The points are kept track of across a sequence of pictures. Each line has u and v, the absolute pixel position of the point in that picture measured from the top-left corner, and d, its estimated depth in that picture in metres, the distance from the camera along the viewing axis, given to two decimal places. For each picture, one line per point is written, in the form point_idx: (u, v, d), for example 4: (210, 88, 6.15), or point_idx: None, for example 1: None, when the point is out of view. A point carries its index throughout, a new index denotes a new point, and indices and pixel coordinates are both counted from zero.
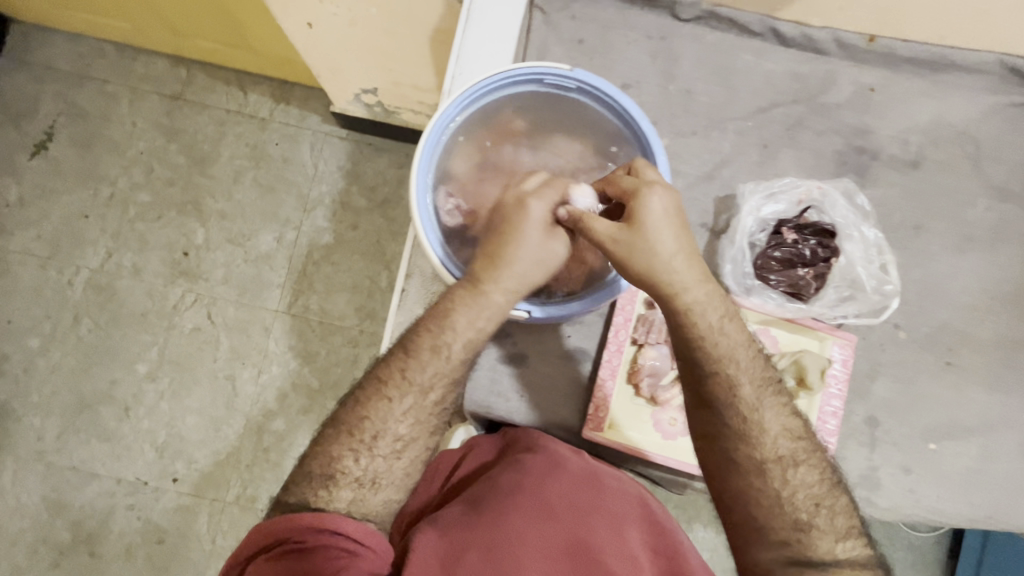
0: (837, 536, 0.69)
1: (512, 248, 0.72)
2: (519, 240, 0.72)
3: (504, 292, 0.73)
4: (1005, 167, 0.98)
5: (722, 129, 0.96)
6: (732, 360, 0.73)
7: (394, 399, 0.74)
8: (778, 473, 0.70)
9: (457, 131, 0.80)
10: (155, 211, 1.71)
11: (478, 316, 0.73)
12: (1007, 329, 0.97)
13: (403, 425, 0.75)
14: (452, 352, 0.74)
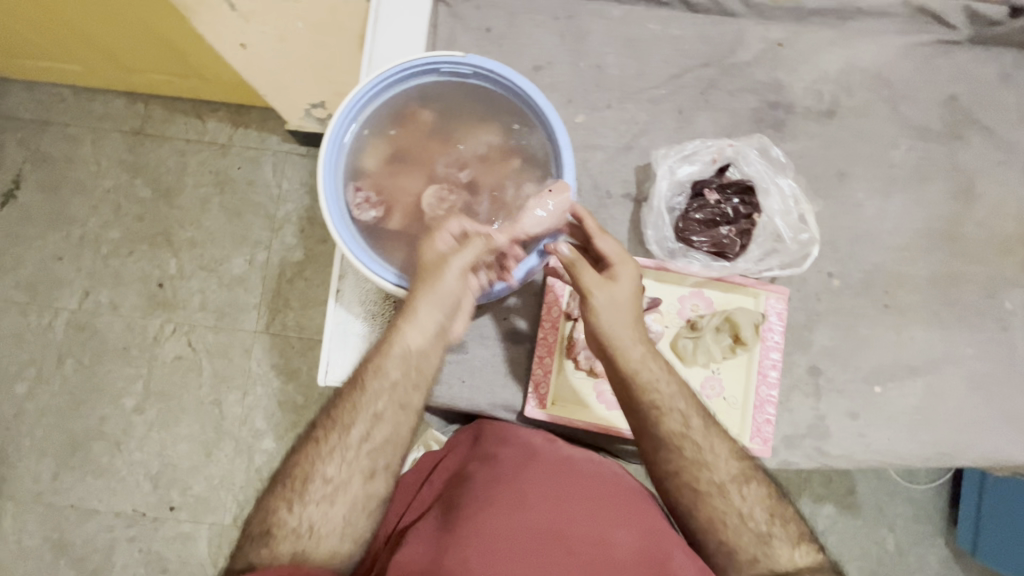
0: (792, 542, 0.75)
1: (426, 292, 0.75)
2: (439, 287, 0.75)
3: (424, 338, 0.76)
4: (921, 107, 1.00)
5: (635, 100, 0.98)
6: (679, 404, 0.80)
7: (325, 443, 0.75)
8: (735, 492, 0.77)
9: (363, 127, 0.82)
10: (126, 247, 1.61)
11: (400, 358, 0.76)
12: (940, 266, 0.97)
13: (332, 467, 0.74)
14: (380, 391, 0.76)
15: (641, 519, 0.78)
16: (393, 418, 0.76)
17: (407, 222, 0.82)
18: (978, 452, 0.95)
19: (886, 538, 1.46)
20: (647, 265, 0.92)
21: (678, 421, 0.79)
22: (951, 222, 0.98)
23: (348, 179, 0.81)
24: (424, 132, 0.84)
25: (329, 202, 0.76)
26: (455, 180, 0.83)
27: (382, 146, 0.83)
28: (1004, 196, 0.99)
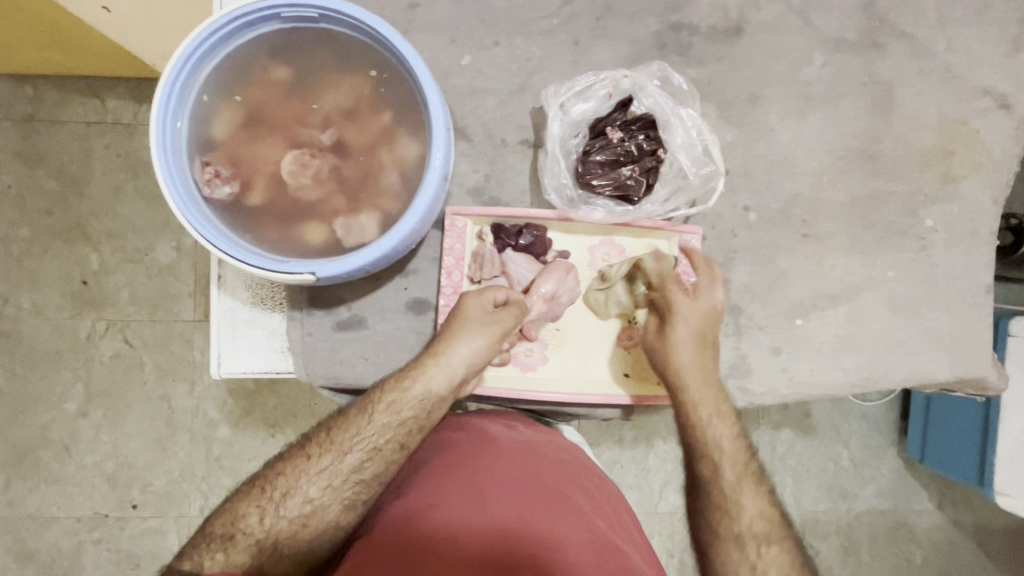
0: None
1: (461, 334, 0.78)
2: (471, 322, 0.79)
3: (449, 379, 0.78)
4: (835, 17, 0.92)
5: (526, 34, 0.88)
6: (720, 447, 0.78)
7: (312, 458, 0.76)
8: (752, 543, 0.74)
9: (202, 90, 0.72)
10: (40, 245, 1.47)
11: (414, 399, 0.77)
12: (858, 187, 0.93)
13: (313, 488, 0.74)
14: (380, 427, 0.77)
15: (595, 511, 0.79)
16: (387, 460, 0.77)
17: (270, 194, 0.74)
18: (902, 374, 0.94)
19: (842, 454, 1.46)
20: (550, 216, 0.85)
21: (728, 480, 0.77)
22: (870, 140, 0.93)
23: (194, 152, 0.72)
24: (276, 89, 0.74)
25: (169, 181, 0.67)
26: (318, 142, 0.74)
27: (229, 110, 0.73)
28: (924, 106, 0.93)
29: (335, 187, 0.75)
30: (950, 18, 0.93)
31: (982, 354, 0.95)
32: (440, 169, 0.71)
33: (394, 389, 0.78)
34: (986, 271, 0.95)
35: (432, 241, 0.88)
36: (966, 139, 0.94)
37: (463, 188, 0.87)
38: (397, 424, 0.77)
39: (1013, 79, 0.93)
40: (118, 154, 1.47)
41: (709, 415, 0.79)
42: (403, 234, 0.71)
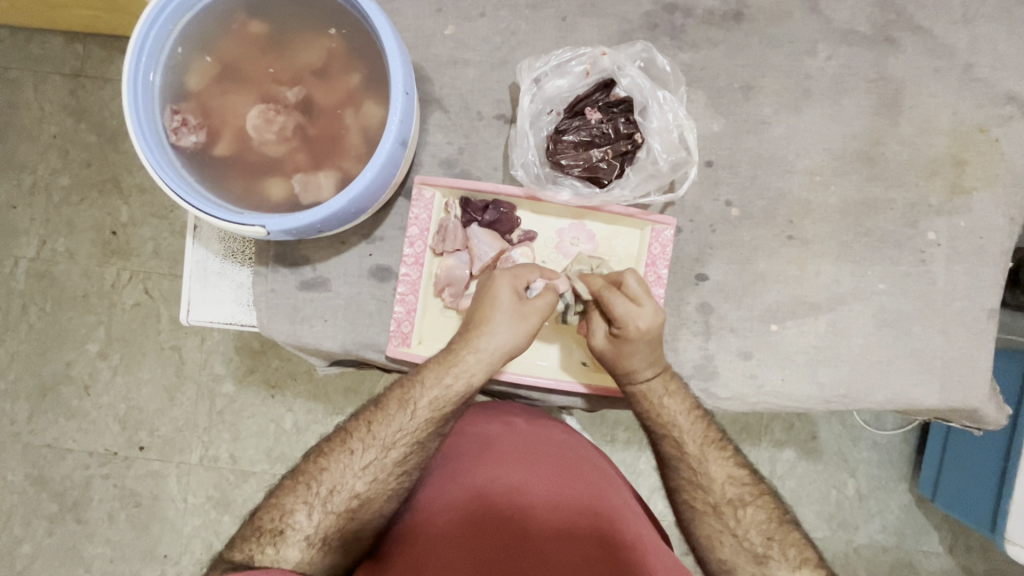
0: (793, 566, 0.72)
1: (497, 320, 0.77)
2: (503, 311, 0.77)
3: (491, 363, 0.78)
4: (847, 6, 0.86)
5: (512, 8, 0.87)
6: (676, 425, 0.80)
7: (356, 451, 0.77)
8: (731, 512, 0.76)
9: (177, 41, 0.74)
10: (77, 194, 1.54)
11: (453, 393, 0.77)
12: (858, 192, 0.87)
13: (359, 481, 0.75)
14: (420, 418, 0.77)
15: (610, 502, 0.81)
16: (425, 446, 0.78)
17: (235, 147, 0.75)
18: (886, 394, 0.88)
19: (848, 484, 1.38)
20: (517, 193, 0.83)
21: (674, 444, 0.79)
22: (872, 141, 0.87)
23: (166, 100, 0.74)
24: (249, 45, 0.75)
25: (136, 125, 0.69)
26: (284, 99, 0.76)
27: (202, 62, 0.75)
28: (938, 108, 0.86)
29: (298, 144, 0.76)
30: (975, 15, 0.86)
31: (980, 384, 0.87)
32: (395, 132, 0.71)
33: (434, 380, 0.78)
34: (991, 293, 0.87)
35: (400, 209, 0.88)
36: (983, 148, 0.86)
37: (435, 158, 0.87)
38: (438, 415, 0.78)
39: None
40: None
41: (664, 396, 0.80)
42: (355, 195, 0.72)
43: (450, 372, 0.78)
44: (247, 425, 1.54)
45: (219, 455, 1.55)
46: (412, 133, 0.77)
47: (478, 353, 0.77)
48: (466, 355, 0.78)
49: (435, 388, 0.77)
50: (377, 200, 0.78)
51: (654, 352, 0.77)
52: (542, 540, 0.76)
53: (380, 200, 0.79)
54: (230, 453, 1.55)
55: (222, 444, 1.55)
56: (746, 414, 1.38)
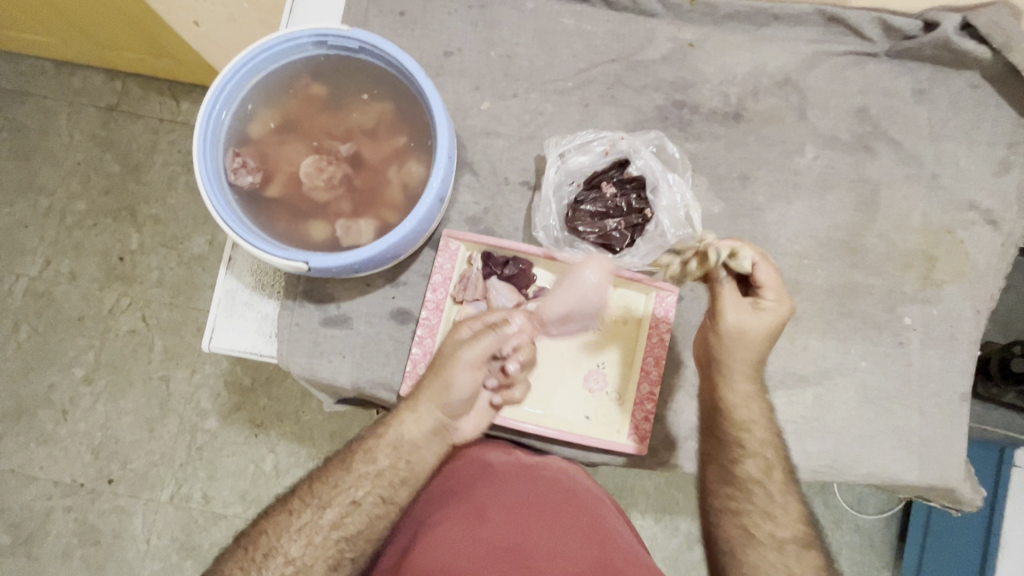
0: None
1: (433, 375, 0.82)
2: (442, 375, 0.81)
3: (430, 417, 0.82)
4: (830, 116, 0.99)
5: (542, 92, 0.99)
6: (764, 447, 0.80)
7: (294, 512, 0.77)
8: (788, 550, 0.74)
9: (250, 97, 0.83)
10: (91, 219, 1.60)
11: (388, 445, 0.81)
12: (839, 275, 0.97)
13: (296, 546, 0.76)
14: (356, 482, 0.80)
15: (599, 526, 0.79)
16: (366, 511, 0.79)
17: (286, 190, 0.83)
18: (868, 468, 0.93)
19: None
20: (536, 252, 0.91)
21: (757, 467, 0.79)
22: (853, 233, 0.98)
23: (229, 144, 0.82)
24: (312, 104, 0.85)
25: (202, 162, 0.77)
26: (337, 152, 0.84)
27: (268, 115, 0.84)
28: (910, 209, 0.98)
29: (344, 193, 0.83)
30: (939, 133, 0.99)
31: (955, 464, 0.93)
32: (435, 191, 0.80)
33: (376, 450, 0.81)
34: (962, 378, 0.95)
35: (425, 258, 0.95)
36: (950, 246, 0.97)
37: (462, 216, 0.95)
38: (372, 477, 0.80)
39: (998, 197, 0.97)
40: (179, 150, 1.61)
41: (749, 416, 0.81)
42: (394, 241, 0.79)
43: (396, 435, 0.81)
44: (227, 464, 1.52)
45: (191, 494, 1.51)
46: (449, 191, 0.85)
47: (417, 416, 0.82)
48: (402, 414, 0.83)
49: (377, 448, 0.81)
50: (410, 248, 0.85)
51: (768, 345, 0.79)
52: (537, 554, 0.73)
53: (413, 248, 0.86)
54: (203, 493, 1.51)
55: (197, 483, 1.51)
56: None
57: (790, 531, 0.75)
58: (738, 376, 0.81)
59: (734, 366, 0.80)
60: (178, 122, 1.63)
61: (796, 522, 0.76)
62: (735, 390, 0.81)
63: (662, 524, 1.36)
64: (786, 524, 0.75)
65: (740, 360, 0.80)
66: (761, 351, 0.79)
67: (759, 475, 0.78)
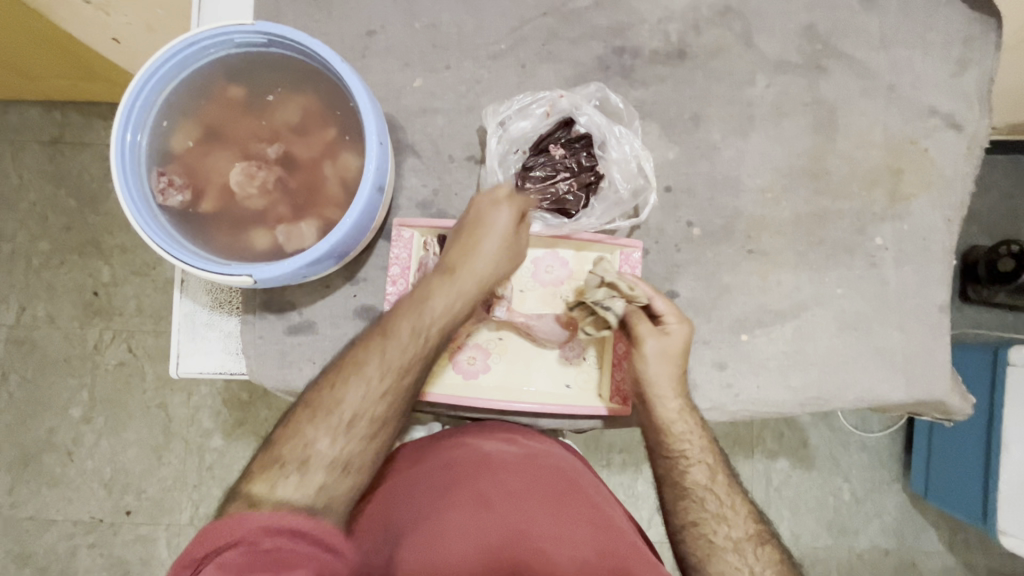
0: None
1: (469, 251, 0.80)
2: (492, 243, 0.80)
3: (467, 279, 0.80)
4: (777, 39, 0.95)
5: (475, 59, 0.94)
6: (703, 457, 0.82)
7: (350, 388, 0.73)
8: (751, 548, 0.77)
9: (163, 111, 0.79)
10: (59, 258, 1.55)
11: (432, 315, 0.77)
12: (807, 204, 0.94)
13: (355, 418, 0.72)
14: (379, 376, 0.73)
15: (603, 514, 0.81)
16: (396, 402, 0.74)
17: (220, 204, 0.79)
18: (857, 393, 0.92)
19: (841, 489, 1.43)
20: None
21: (704, 473, 0.81)
22: (816, 157, 0.95)
23: (151, 164, 0.78)
24: (231, 108, 0.80)
25: (125, 188, 0.73)
26: (265, 155, 0.80)
27: (186, 126, 0.80)
28: (870, 124, 0.94)
29: (280, 197, 0.80)
30: (892, 40, 0.94)
31: (943, 377, 0.93)
32: (372, 179, 0.76)
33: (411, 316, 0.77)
34: (940, 289, 0.94)
35: (380, 250, 0.92)
36: (915, 157, 0.94)
37: (411, 201, 0.92)
38: (398, 371, 0.74)
39: (959, 99, 0.94)
40: None
41: (684, 428, 0.83)
42: (338, 238, 0.76)
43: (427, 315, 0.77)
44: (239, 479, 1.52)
45: (210, 513, 1.52)
46: (388, 178, 0.82)
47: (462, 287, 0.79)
48: (431, 288, 0.78)
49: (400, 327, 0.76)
50: (358, 243, 0.82)
51: (684, 363, 0.84)
52: (546, 540, 0.74)
53: (361, 243, 0.83)
54: None
55: (214, 501, 1.52)
56: (737, 428, 1.43)
57: (721, 473, 0.82)
58: (665, 399, 0.83)
59: (658, 380, 0.83)
60: None
61: (746, 520, 0.79)
62: (666, 406, 0.83)
63: None
64: (719, 467, 0.82)
65: (660, 389, 0.83)
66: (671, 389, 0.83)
67: (702, 463, 0.82)
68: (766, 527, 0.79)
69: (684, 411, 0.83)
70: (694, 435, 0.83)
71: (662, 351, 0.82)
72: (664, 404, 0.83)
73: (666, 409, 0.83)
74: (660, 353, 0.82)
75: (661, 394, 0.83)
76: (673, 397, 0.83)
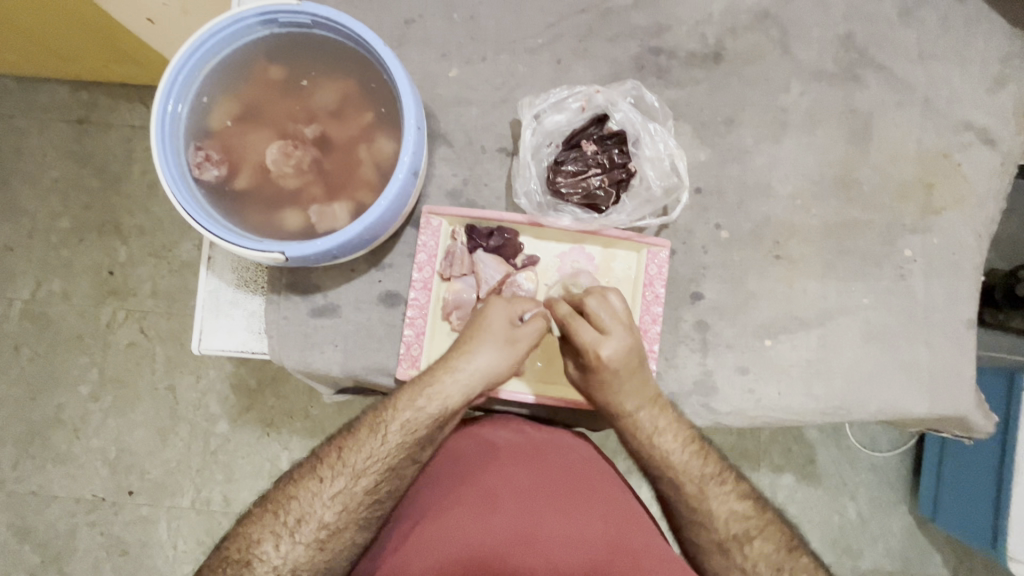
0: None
1: (474, 345, 0.81)
2: (492, 335, 0.81)
3: (456, 395, 0.80)
4: (814, 48, 0.95)
5: (511, 52, 0.94)
6: (671, 464, 0.81)
7: (325, 479, 0.77)
8: (738, 549, 0.77)
9: (205, 86, 0.80)
10: (77, 236, 1.56)
11: (421, 410, 0.79)
12: (836, 214, 0.94)
13: (328, 512, 0.76)
14: (362, 470, 0.78)
15: (613, 509, 0.80)
16: (374, 502, 0.78)
17: (254, 181, 0.80)
18: (879, 406, 0.91)
19: (849, 508, 1.42)
20: (520, 220, 0.89)
21: (675, 484, 0.81)
22: (847, 167, 0.94)
23: (189, 138, 0.79)
24: (270, 88, 0.81)
25: (162, 160, 0.74)
26: (303, 135, 0.81)
27: (225, 103, 0.80)
28: (904, 136, 0.94)
29: (315, 177, 0.81)
30: (929, 54, 0.94)
31: (966, 394, 0.92)
32: (407, 165, 0.77)
33: (408, 404, 0.79)
34: (968, 305, 0.93)
35: (408, 237, 0.92)
36: (947, 171, 0.94)
37: (441, 190, 0.93)
38: (383, 467, 0.78)
39: (995, 115, 0.94)
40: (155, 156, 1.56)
41: (651, 433, 0.81)
42: (370, 222, 0.77)
43: (415, 415, 0.79)
44: (243, 465, 1.52)
45: (212, 497, 1.52)
46: (423, 164, 0.82)
47: (466, 379, 0.80)
48: (410, 399, 0.79)
49: (363, 450, 0.78)
50: (389, 227, 0.82)
51: (627, 374, 0.79)
52: (550, 544, 0.74)
53: (391, 227, 0.84)
54: (224, 495, 1.52)
55: (216, 486, 1.52)
56: (746, 439, 1.42)
57: (698, 477, 0.81)
58: (625, 415, 0.81)
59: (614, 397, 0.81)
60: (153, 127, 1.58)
61: (729, 522, 0.79)
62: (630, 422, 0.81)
63: None
64: (690, 470, 0.81)
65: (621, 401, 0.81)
66: (631, 396, 0.80)
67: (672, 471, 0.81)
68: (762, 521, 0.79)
69: (650, 413, 0.82)
70: (657, 447, 0.81)
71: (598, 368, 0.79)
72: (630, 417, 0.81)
73: (630, 422, 0.81)
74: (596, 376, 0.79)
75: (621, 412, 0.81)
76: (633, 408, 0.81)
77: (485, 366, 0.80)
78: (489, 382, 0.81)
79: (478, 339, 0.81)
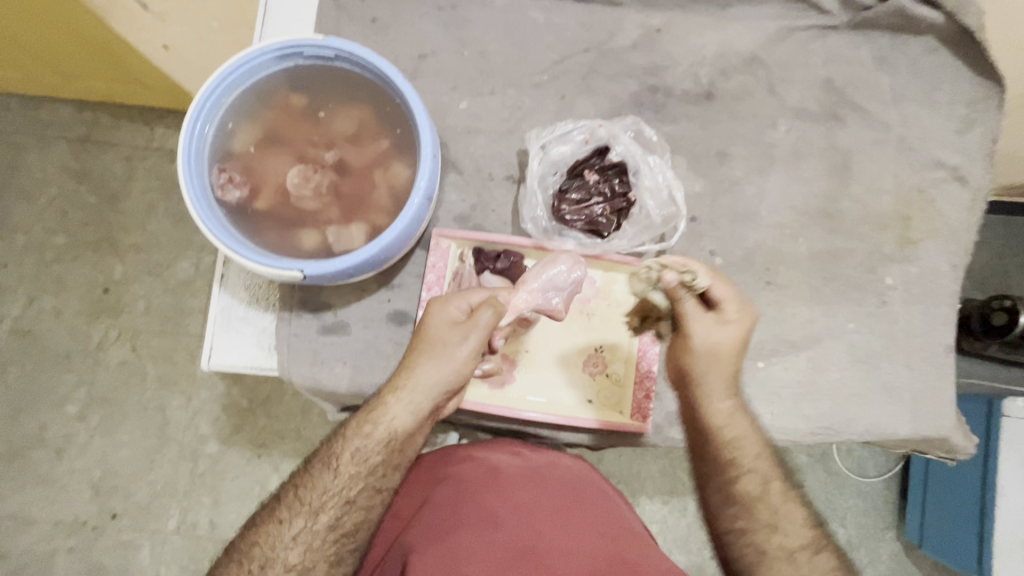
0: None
1: (426, 361, 0.79)
2: (442, 346, 0.79)
3: (403, 416, 0.80)
4: (798, 89, 1.02)
5: (518, 87, 1.00)
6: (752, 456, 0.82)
7: (284, 521, 0.79)
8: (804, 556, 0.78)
9: (232, 110, 0.84)
10: (71, 253, 1.57)
11: (372, 438, 0.80)
12: (819, 244, 1.00)
13: (292, 554, 0.78)
14: (321, 507, 0.79)
15: (610, 524, 0.83)
16: (339, 537, 0.79)
17: (274, 202, 0.84)
18: (864, 427, 0.96)
19: (838, 533, 1.44)
20: (526, 244, 0.93)
21: (755, 481, 0.81)
22: (829, 200, 1.01)
23: (213, 159, 0.82)
24: (292, 115, 0.85)
25: (187, 179, 0.77)
26: (322, 160, 0.85)
27: (249, 127, 0.84)
28: (881, 173, 1.01)
29: (332, 200, 0.84)
30: (902, 97, 1.02)
31: (946, 417, 0.96)
32: (422, 191, 0.81)
33: (356, 433, 0.81)
34: (945, 331, 0.98)
35: (417, 258, 0.96)
36: (923, 206, 1.01)
37: (449, 214, 0.97)
38: (342, 500, 0.80)
39: (964, 155, 1.01)
40: (157, 177, 1.58)
41: (736, 432, 0.82)
42: (386, 242, 0.80)
43: (362, 446, 0.80)
44: (233, 487, 1.51)
45: (198, 521, 1.50)
46: (436, 190, 0.86)
47: (417, 399, 0.80)
48: (360, 429, 0.80)
49: (317, 487, 0.80)
50: (402, 248, 0.86)
51: (738, 362, 0.82)
52: (552, 555, 0.76)
53: (404, 249, 0.87)
54: (210, 519, 1.49)
55: (203, 509, 1.50)
56: None
57: (768, 479, 0.82)
58: (716, 399, 0.82)
59: (711, 378, 0.82)
60: (155, 147, 1.61)
61: (797, 527, 0.80)
62: (718, 409, 0.82)
63: (672, 507, 1.39)
64: (764, 469, 0.82)
65: (718, 381, 0.82)
66: (726, 381, 0.82)
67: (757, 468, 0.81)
68: (804, 515, 0.80)
69: (735, 415, 0.83)
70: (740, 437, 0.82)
71: (719, 335, 0.80)
72: (716, 402, 0.82)
73: (718, 408, 0.82)
74: (716, 346, 0.80)
75: (715, 390, 0.82)
76: (727, 395, 0.82)
77: (441, 380, 0.79)
78: (443, 396, 0.81)
79: (428, 352, 0.79)
